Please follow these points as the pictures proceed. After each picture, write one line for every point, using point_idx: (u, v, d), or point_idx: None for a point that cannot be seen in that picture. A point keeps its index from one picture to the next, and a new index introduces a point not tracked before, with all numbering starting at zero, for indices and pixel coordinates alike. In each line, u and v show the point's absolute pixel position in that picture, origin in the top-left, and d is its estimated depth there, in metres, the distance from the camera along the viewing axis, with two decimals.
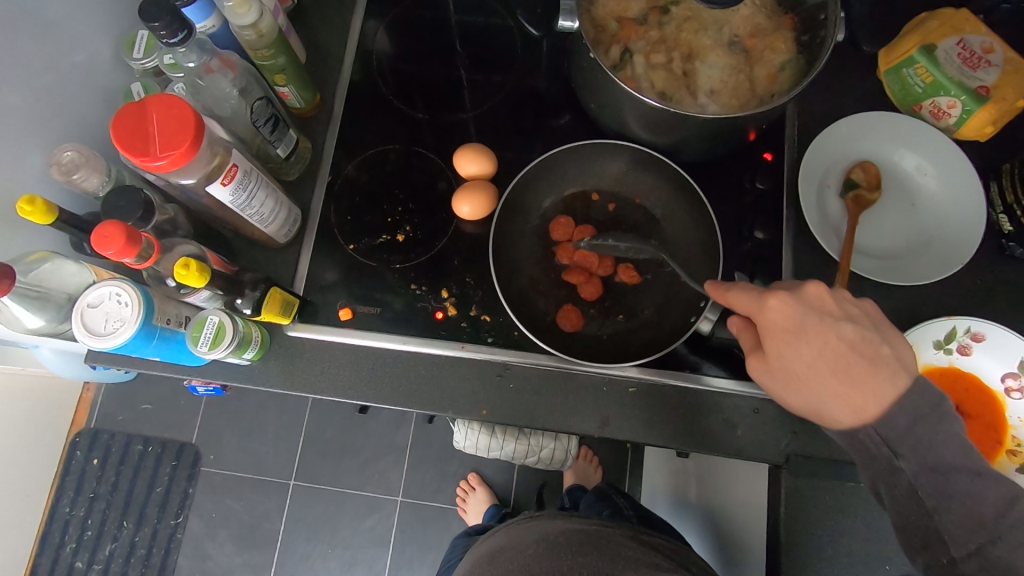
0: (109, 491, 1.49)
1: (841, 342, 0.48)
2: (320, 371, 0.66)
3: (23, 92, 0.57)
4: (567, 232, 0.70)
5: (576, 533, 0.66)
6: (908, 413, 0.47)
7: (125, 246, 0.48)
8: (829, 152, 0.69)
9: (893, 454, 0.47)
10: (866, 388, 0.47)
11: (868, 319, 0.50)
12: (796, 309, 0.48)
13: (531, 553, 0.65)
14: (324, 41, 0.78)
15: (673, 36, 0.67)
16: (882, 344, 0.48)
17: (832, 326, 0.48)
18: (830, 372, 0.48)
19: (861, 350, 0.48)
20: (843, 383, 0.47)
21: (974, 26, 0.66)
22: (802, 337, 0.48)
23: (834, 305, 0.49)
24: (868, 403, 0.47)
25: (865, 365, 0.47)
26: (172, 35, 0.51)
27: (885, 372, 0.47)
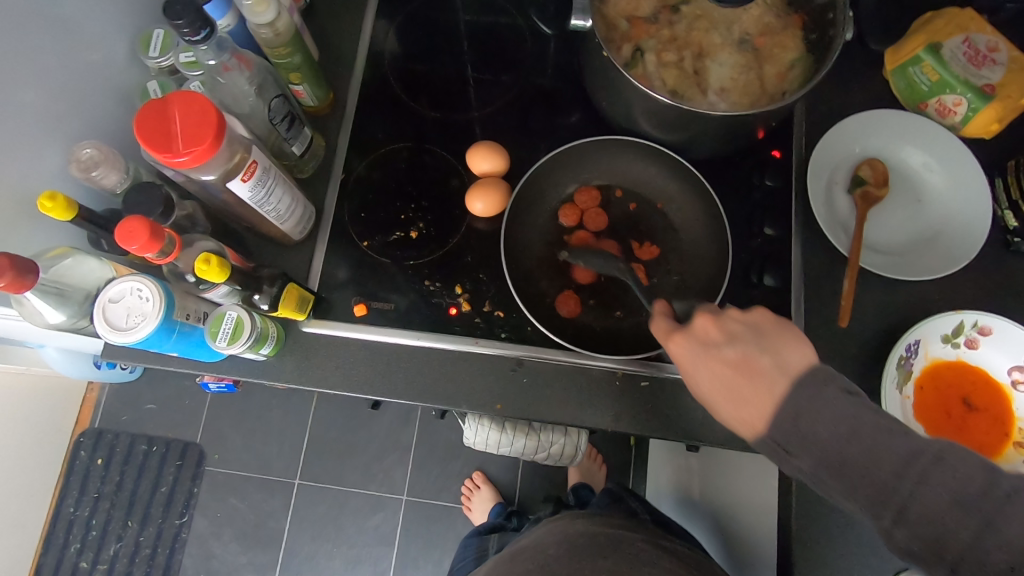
0: (114, 491, 1.49)
1: (725, 364, 0.50)
2: (335, 367, 0.67)
3: (41, 90, 0.58)
4: (577, 217, 0.72)
5: (596, 534, 0.68)
6: (790, 411, 0.45)
7: (148, 241, 0.49)
8: (837, 149, 0.70)
9: (789, 455, 0.44)
10: (751, 404, 0.47)
11: (757, 333, 0.50)
12: (684, 341, 0.52)
13: (551, 551, 0.67)
14: (336, 40, 0.79)
15: (683, 34, 0.68)
16: (762, 355, 0.48)
17: (714, 353, 0.50)
18: (722, 396, 0.49)
19: (744, 367, 0.49)
20: (735, 405, 0.48)
21: (979, 25, 0.68)
22: (694, 365, 0.51)
23: (720, 331, 0.51)
24: (757, 416, 0.47)
25: (745, 380, 0.48)
26: (196, 33, 0.52)
27: (766, 384, 0.47)
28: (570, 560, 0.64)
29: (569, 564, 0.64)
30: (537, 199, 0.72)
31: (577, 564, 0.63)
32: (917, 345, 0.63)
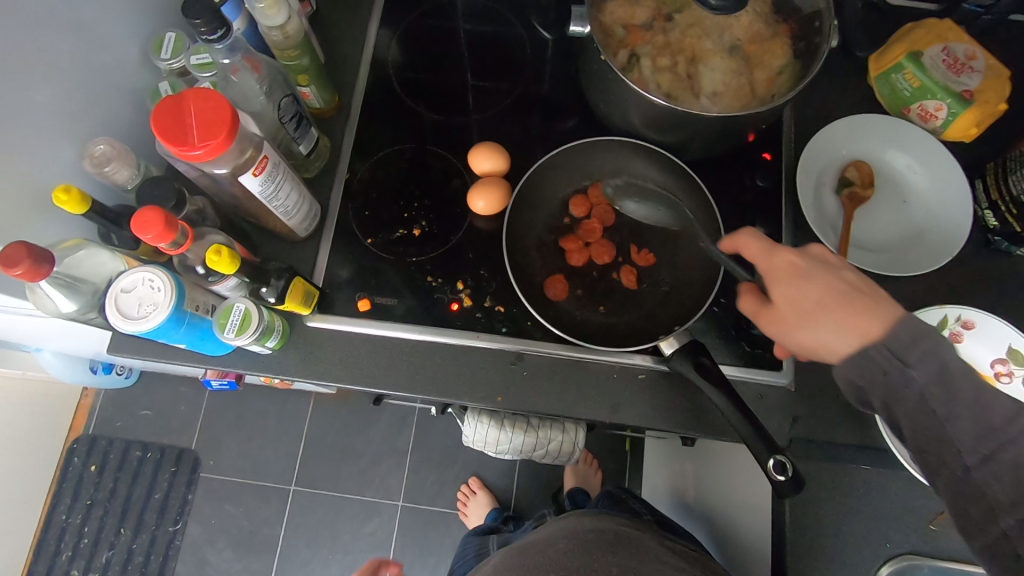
0: (107, 497, 1.49)
1: (843, 283, 0.52)
2: (339, 361, 0.68)
3: (57, 88, 0.59)
4: (586, 208, 0.75)
5: (606, 531, 0.68)
6: (914, 328, 0.47)
7: (162, 231, 0.50)
8: (825, 152, 0.73)
9: (903, 365, 0.46)
10: (870, 313, 0.49)
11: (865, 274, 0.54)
12: (797, 254, 0.54)
13: (560, 547, 0.67)
14: (341, 46, 0.82)
15: (677, 41, 0.71)
16: (877, 287, 0.51)
17: (834, 273, 0.52)
18: (832, 304, 0.50)
19: (860, 289, 0.51)
20: (848, 312, 0.49)
21: (956, 34, 0.71)
22: (804, 277, 0.52)
23: (835, 259, 0.54)
24: (871, 327, 0.48)
25: (864, 298, 0.50)
26: (212, 32, 0.54)
27: (885, 305, 0.49)
28: (579, 557, 0.65)
29: (579, 560, 0.65)
30: (536, 198, 0.75)
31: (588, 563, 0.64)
32: None
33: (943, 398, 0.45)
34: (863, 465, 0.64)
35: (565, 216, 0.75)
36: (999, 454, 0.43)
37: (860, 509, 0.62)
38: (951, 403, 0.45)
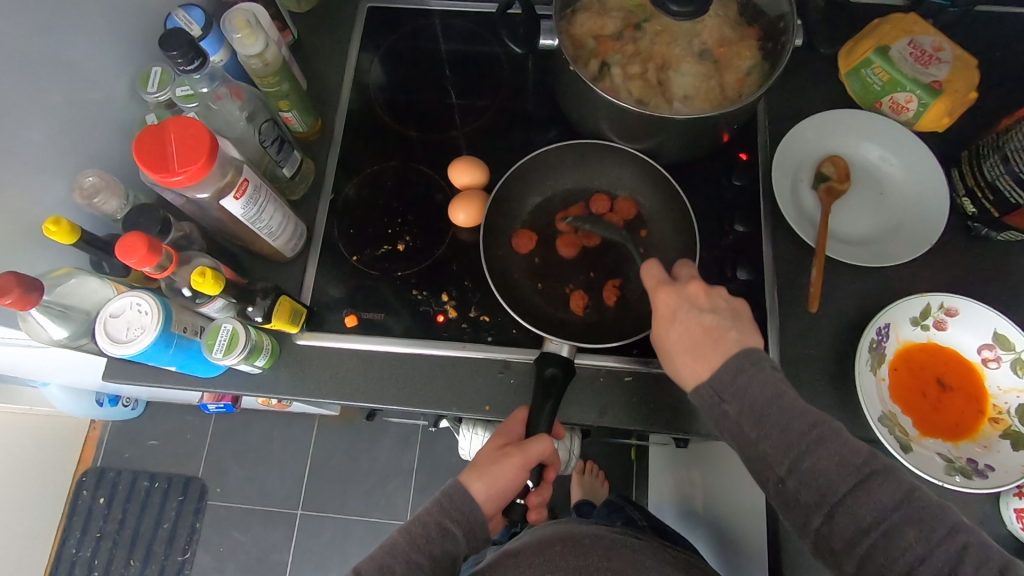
0: (116, 529, 1.49)
1: (699, 325, 0.55)
2: (329, 378, 0.69)
3: (46, 126, 0.62)
4: (604, 207, 0.75)
5: (602, 536, 0.66)
6: (732, 367, 0.52)
7: (146, 255, 0.52)
8: (799, 148, 0.74)
9: (721, 401, 0.51)
10: (708, 360, 0.54)
11: (733, 314, 0.57)
12: (672, 295, 0.58)
13: (558, 551, 0.64)
14: (324, 72, 0.84)
15: (647, 49, 0.73)
16: (730, 329, 0.55)
17: (695, 314, 0.56)
18: (685, 348, 0.55)
19: (712, 332, 0.55)
20: (695, 354, 0.55)
21: (922, 28, 0.73)
22: (668, 321, 0.58)
23: (707, 301, 0.58)
24: (705, 369, 0.54)
25: (708, 342, 0.54)
26: (188, 63, 0.56)
27: (724, 348, 0.53)
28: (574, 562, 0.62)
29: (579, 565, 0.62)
30: (517, 207, 0.76)
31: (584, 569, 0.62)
32: (888, 329, 0.66)
33: (755, 422, 0.49)
34: None
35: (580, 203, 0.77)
36: (801, 462, 0.46)
37: None
38: (760, 428, 0.49)
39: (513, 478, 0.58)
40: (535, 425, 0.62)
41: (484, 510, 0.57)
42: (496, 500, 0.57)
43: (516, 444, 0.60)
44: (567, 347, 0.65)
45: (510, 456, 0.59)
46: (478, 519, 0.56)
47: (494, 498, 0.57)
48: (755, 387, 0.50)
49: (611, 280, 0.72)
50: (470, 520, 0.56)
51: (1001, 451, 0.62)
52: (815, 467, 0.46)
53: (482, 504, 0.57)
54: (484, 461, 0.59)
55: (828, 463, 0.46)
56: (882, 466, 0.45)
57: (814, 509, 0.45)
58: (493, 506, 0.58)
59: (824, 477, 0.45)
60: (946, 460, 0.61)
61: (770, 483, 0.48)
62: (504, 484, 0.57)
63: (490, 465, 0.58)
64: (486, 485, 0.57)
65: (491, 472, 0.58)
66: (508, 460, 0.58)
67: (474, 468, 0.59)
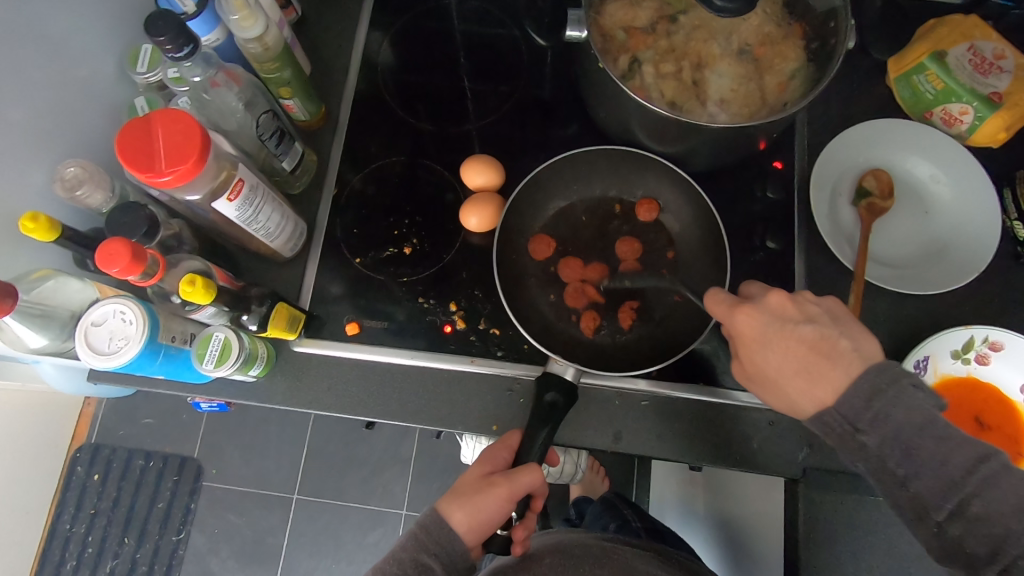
0: (110, 507, 1.48)
1: (801, 344, 0.49)
2: (327, 387, 0.65)
3: (26, 108, 0.56)
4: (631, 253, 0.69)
5: (591, 544, 0.63)
6: (865, 390, 0.45)
7: (129, 263, 0.47)
8: (840, 159, 0.68)
9: (857, 431, 0.45)
10: (828, 381, 0.47)
11: (831, 319, 0.50)
12: (755, 313, 0.51)
13: (544, 563, 0.60)
14: (329, 53, 0.78)
15: (682, 44, 0.66)
16: (841, 338, 0.48)
17: (791, 330, 0.49)
18: (793, 374, 0.48)
19: (820, 349, 0.48)
20: (805, 379, 0.48)
21: (983, 32, 0.67)
22: (761, 343, 0.50)
23: (795, 311, 0.51)
24: (828, 393, 0.47)
25: (824, 361, 0.48)
26: (178, 49, 0.50)
27: (844, 366, 0.47)
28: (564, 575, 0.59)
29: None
30: (533, 211, 0.71)
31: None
32: (926, 361, 0.61)
33: (903, 457, 0.44)
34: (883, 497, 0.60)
35: (603, 210, 0.71)
36: (967, 507, 0.41)
37: (880, 546, 0.58)
38: (911, 464, 0.43)
39: (498, 510, 0.51)
40: (527, 453, 0.55)
41: (464, 543, 0.50)
42: (479, 532, 0.51)
43: (503, 473, 0.53)
44: (572, 370, 0.59)
45: (494, 486, 0.52)
46: (459, 552, 0.50)
47: (476, 530, 0.51)
48: (895, 411, 0.44)
49: (628, 300, 0.67)
50: (449, 553, 0.51)
51: None
52: (985, 513, 0.41)
53: (463, 535, 0.51)
54: (466, 488, 0.53)
55: (1002, 505, 0.40)
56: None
57: (986, 562, 0.41)
58: (477, 538, 0.51)
59: (999, 526, 0.40)
60: None
61: (925, 525, 0.43)
62: (487, 515, 0.51)
63: (472, 494, 0.52)
64: (467, 517, 0.51)
65: (474, 501, 0.51)
66: (492, 490, 0.51)
67: (455, 496, 0.52)
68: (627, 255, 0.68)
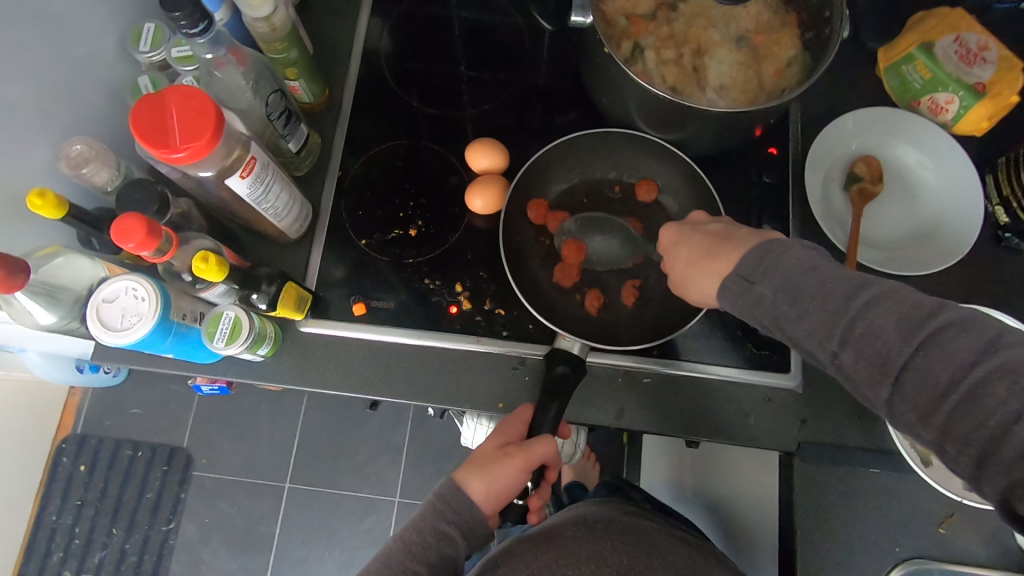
0: (98, 497, 1.46)
1: (707, 234, 0.55)
2: (335, 367, 0.66)
3: (30, 85, 0.56)
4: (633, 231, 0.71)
5: (614, 521, 0.64)
6: (757, 254, 0.48)
7: (145, 239, 0.47)
8: (833, 146, 0.71)
9: (750, 283, 0.47)
10: (724, 253, 0.52)
11: (742, 222, 0.56)
12: (671, 224, 0.59)
13: (569, 536, 0.62)
14: (331, 37, 0.78)
15: (682, 31, 0.68)
16: (740, 228, 0.54)
17: (699, 229, 0.56)
18: (700, 256, 0.54)
19: (726, 237, 0.53)
20: (706, 260, 0.53)
21: (970, 24, 0.69)
22: (676, 238, 0.58)
23: (707, 217, 0.58)
24: (723, 265, 0.51)
25: (721, 241, 0.53)
26: (193, 26, 0.50)
27: (737, 242, 0.52)
28: (587, 548, 0.61)
29: (591, 551, 0.61)
30: (536, 194, 0.73)
31: (597, 558, 0.61)
32: None
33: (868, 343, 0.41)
34: (873, 469, 0.62)
35: (605, 193, 0.73)
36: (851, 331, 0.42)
37: (871, 515, 0.61)
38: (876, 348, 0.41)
39: (514, 479, 0.54)
40: (540, 425, 0.57)
41: (482, 511, 0.53)
42: (495, 500, 0.54)
43: (517, 444, 0.55)
44: (579, 345, 0.61)
45: (511, 457, 0.54)
46: (477, 519, 0.53)
47: (493, 498, 0.54)
48: (783, 259, 0.46)
49: (630, 280, 0.69)
50: (467, 519, 0.53)
51: None
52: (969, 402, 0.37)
53: (481, 504, 0.53)
54: (483, 458, 0.55)
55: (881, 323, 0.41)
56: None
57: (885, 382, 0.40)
58: (493, 506, 0.54)
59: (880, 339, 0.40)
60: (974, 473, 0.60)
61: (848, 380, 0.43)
62: (504, 485, 0.53)
63: (488, 465, 0.54)
64: (485, 486, 0.53)
65: (490, 471, 0.53)
66: (509, 461, 0.54)
67: (472, 466, 0.55)
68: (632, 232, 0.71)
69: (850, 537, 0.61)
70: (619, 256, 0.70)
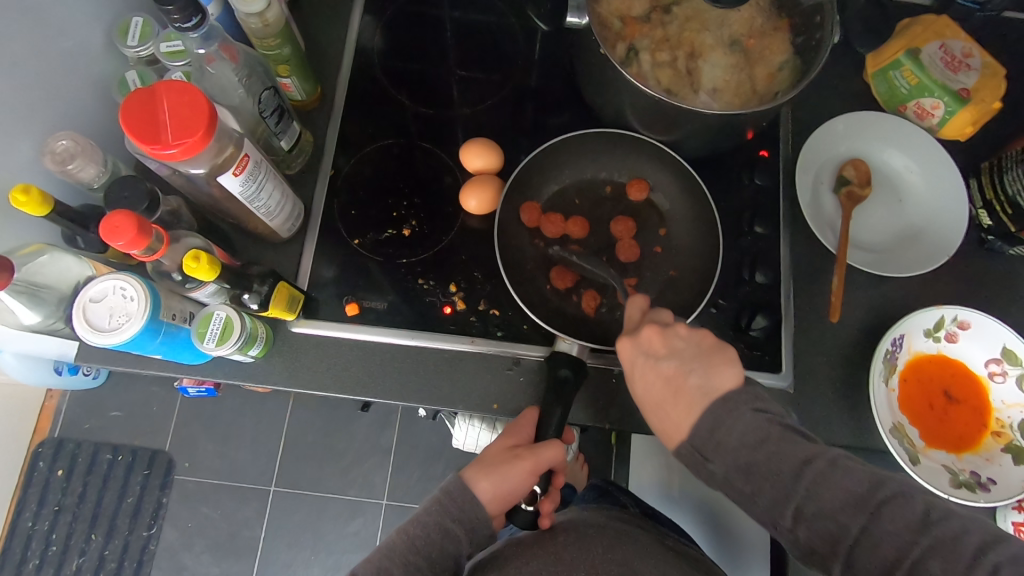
0: (76, 503, 1.42)
1: (658, 376, 0.53)
2: (327, 368, 0.65)
3: (14, 77, 0.54)
4: (625, 232, 0.70)
5: (606, 527, 0.64)
6: (709, 422, 0.49)
7: (135, 237, 0.46)
8: (823, 149, 0.72)
9: (705, 460, 0.49)
10: (675, 416, 0.51)
11: (696, 352, 0.53)
12: (625, 345, 0.55)
13: (560, 541, 0.62)
14: (323, 34, 0.77)
15: (676, 35, 0.69)
16: (691, 375, 0.52)
17: (652, 364, 0.53)
18: (654, 402, 0.53)
19: (674, 384, 0.52)
20: (659, 415, 0.53)
21: (954, 32, 0.71)
22: (630, 369, 0.55)
23: (663, 346, 0.54)
24: (676, 431, 0.51)
25: (670, 397, 0.52)
26: (185, 20, 0.50)
27: (687, 403, 0.51)
28: (574, 552, 0.60)
29: (581, 554, 0.60)
30: (529, 195, 0.73)
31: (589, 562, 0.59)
32: (902, 340, 0.66)
33: (745, 477, 0.47)
34: None
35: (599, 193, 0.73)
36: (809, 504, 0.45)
37: None
38: (753, 483, 0.47)
39: (521, 482, 0.54)
40: (544, 428, 0.57)
41: (488, 511, 0.54)
42: (501, 501, 0.54)
43: (527, 446, 0.56)
44: (578, 347, 0.60)
45: (520, 459, 0.55)
46: (482, 519, 0.53)
47: (499, 500, 0.54)
48: (727, 437, 0.48)
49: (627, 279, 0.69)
50: (471, 519, 0.53)
51: (1001, 465, 0.62)
52: (821, 511, 0.44)
53: (486, 503, 0.54)
54: (492, 459, 0.56)
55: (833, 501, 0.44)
56: (893, 491, 0.43)
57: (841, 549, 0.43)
58: (499, 506, 0.55)
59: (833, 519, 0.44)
60: (951, 473, 0.62)
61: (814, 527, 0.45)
62: (510, 487, 0.54)
63: (497, 466, 0.55)
64: (492, 486, 0.54)
65: (500, 472, 0.54)
66: (518, 462, 0.55)
67: (481, 466, 0.55)
68: (622, 235, 0.70)
69: None
70: (615, 254, 0.70)
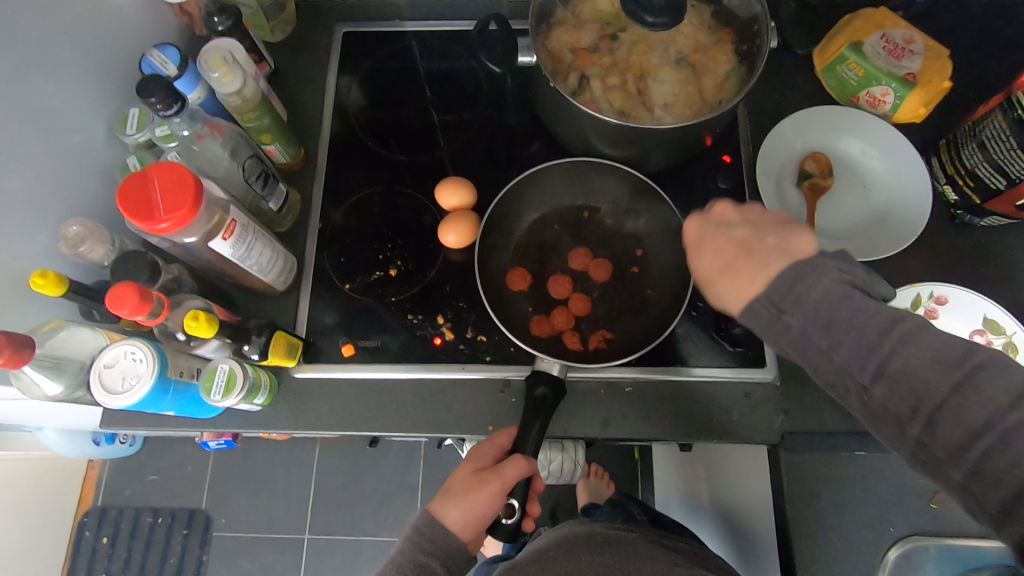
0: (122, 568, 1.47)
1: (731, 241, 0.53)
2: (329, 408, 0.69)
3: (26, 176, 0.61)
4: (584, 262, 0.75)
5: (595, 534, 0.66)
6: (788, 280, 0.46)
7: (137, 304, 0.51)
8: (782, 147, 0.74)
9: (780, 313, 0.46)
10: (744, 274, 0.50)
11: (775, 222, 0.53)
12: (697, 221, 0.57)
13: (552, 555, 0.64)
14: (304, 100, 0.84)
15: (624, 58, 0.73)
16: (768, 236, 0.51)
17: (725, 232, 0.54)
18: (721, 269, 0.52)
19: (749, 244, 0.51)
20: (728, 276, 0.51)
21: (893, 21, 0.73)
22: (697, 249, 0.56)
23: (736, 216, 0.55)
24: (745, 287, 0.49)
25: (744, 256, 0.51)
26: (167, 108, 0.56)
27: (763, 256, 0.49)
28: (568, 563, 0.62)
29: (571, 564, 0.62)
30: (506, 223, 0.77)
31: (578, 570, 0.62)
32: None
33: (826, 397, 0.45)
34: (857, 452, 0.64)
35: (574, 215, 0.77)
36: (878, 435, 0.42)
37: (861, 498, 0.62)
38: None
39: (489, 505, 0.57)
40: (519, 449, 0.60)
41: (459, 538, 0.56)
42: (473, 527, 0.57)
43: (491, 469, 0.58)
44: (559, 365, 0.63)
45: (485, 484, 0.57)
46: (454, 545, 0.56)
47: (470, 526, 0.57)
48: (809, 294, 0.44)
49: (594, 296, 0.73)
50: (443, 549, 0.56)
51: None
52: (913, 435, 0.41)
53: (458, 531, 0.56)
54: (459, 487, 0.58)
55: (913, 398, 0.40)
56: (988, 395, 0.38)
57: None
58: (471, 533, 0.57)
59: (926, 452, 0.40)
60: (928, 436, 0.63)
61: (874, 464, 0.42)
62: (479, 512, 0.56)
63: (464, 494, 0.57)
64: (461, 514, 0.57)
65: (466, 499, 0.57)
66: (482, 488, 0.57)
67: (448, 496, 0.58)
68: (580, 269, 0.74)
69: (842, 522, 0.62)
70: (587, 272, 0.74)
